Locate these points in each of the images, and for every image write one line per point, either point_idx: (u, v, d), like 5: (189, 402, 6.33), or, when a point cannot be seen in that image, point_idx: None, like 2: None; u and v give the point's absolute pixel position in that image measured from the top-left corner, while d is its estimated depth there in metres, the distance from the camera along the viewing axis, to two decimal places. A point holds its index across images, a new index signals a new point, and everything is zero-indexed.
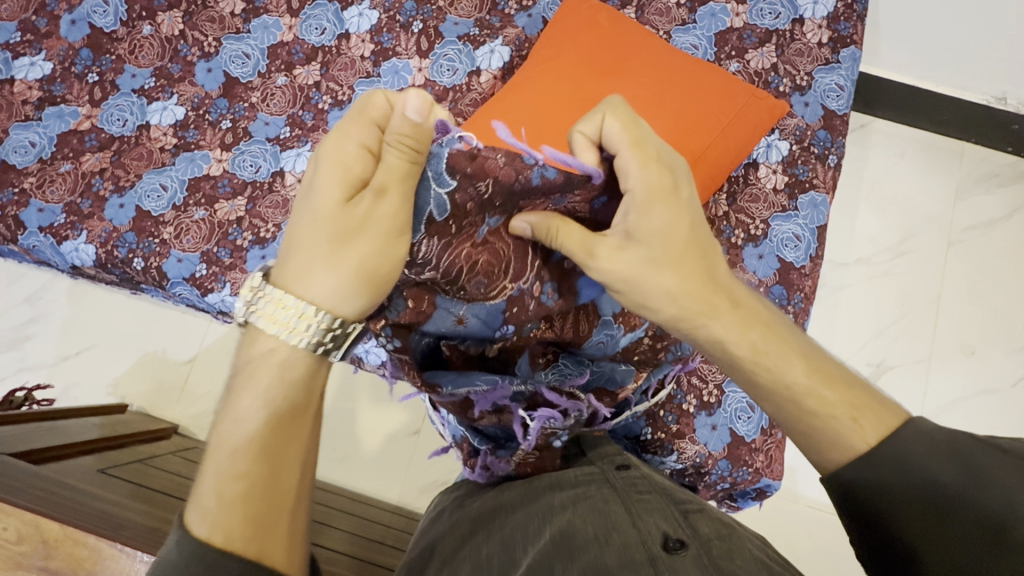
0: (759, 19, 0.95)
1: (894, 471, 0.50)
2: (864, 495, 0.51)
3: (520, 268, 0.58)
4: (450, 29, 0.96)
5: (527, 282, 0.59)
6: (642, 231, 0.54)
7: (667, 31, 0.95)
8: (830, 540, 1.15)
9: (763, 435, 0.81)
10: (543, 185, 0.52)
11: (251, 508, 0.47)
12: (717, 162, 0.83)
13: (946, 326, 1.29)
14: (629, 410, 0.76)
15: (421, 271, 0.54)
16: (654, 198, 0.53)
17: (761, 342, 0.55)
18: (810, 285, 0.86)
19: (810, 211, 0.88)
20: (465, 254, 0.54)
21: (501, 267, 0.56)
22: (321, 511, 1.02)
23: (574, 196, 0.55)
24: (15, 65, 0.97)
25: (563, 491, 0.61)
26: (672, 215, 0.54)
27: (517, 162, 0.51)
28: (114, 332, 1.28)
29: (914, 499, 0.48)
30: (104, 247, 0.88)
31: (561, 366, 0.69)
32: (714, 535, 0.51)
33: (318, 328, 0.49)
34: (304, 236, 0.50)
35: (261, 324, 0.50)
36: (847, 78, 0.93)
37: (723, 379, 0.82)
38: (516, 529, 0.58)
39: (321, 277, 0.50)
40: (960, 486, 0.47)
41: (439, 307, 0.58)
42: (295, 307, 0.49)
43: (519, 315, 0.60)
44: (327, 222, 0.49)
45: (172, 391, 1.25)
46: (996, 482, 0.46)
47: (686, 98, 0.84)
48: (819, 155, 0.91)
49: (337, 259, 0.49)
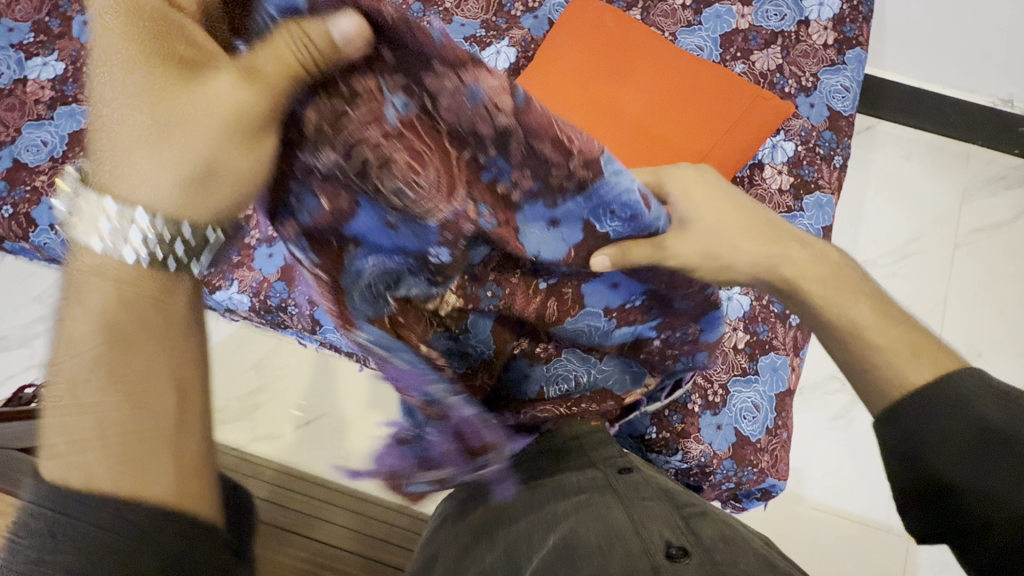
0: (764, 20, 0.95)
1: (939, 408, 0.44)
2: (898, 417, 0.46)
3: (446, 178, 0.46)
4: (457, 30, 0.96)
5: (459, 201, 0.48)
6: (696, 218, 0.56)
7: (673, 33, 0.95)
8: (836, 543, 1.14)
9: (768, 435, 0.81)
10: (451, 63, 0.39)
11: (121, 448, 0.37)
12: (723, 162, 0.84)
13: (953, 328, 1.29)
14: (639, 411, 0.75)
15: (318, 154, 0.44)
16: (693, 192, 0.59)
17: (833, 289, 0.55)
18: None
19: (815, 212, 0.88)
20: (367, 139, 0.43)
21: (424, 169, 0.45)
22: (324, 507, 1.05)
23: (489, 90, 0.41)
24: (28, 65, 0.98)
25: (566, 499, 0.61)
26: (715, 203, 0.59)
27: (415, 29, 0.37)
28: None
29: (955, 426, 0.43)
30: None
31: (562, 362, 0.69)
32: (716, 538, 0.51)
33: (145, 230, 0.41)
34: (113, 116, 0.41)
35: (75, 229, 0.41)
36: (853, 79, 0.93)
37: (728, 378, 0.82)
38: (521, 538, 0.58)
39: (144, 169, 0.41)
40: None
41: (362, 208, 0.48)
42: (112, 206, 0.41)
43: (451, 235, 0.51)
44: (140, 99, 0.40)
45: None
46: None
47: (688, 96, 0.85)
48: (825, 156, 0.91)
49: (158, 149, 0.40)
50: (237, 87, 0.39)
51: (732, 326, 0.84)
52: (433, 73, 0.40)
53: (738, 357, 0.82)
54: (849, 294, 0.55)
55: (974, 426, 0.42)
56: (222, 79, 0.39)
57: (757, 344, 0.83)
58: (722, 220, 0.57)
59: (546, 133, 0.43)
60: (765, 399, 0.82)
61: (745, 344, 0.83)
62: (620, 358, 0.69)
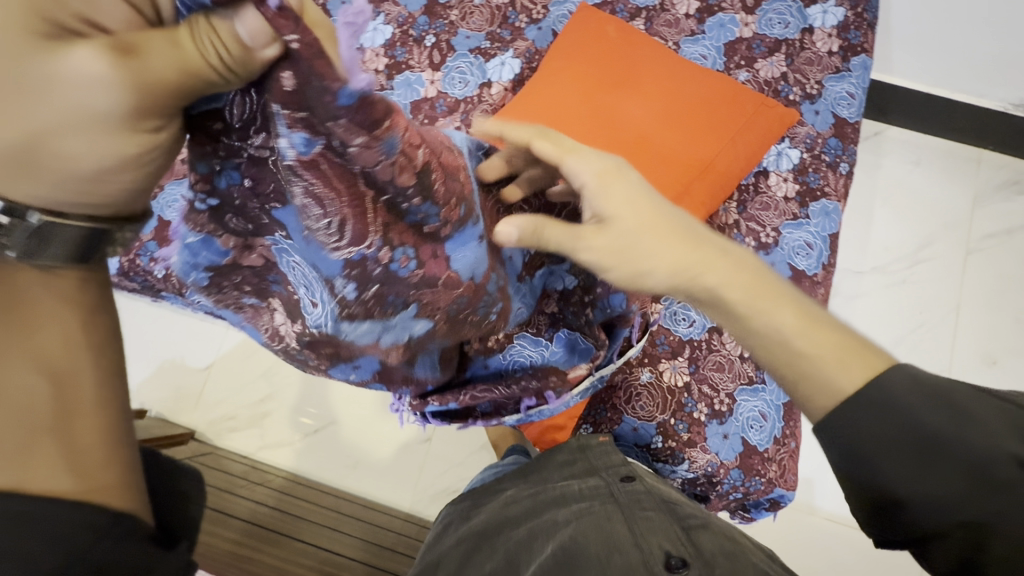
0: (768, 28, 0.95)
1: (874, 414, 0.41)
2: (845, 421, 0.42)
3: (357, 222, 0.41)
4: (462, 43, 0.98)
5: (370, 246, 0.43)
6: (619, 206, 0.50)
7: (676, 42, 0.96)
8: (848, 555, 1.13)
9: (776, 444, 0.80)
10: (364, 111, 0.33)
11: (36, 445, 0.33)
12: (727, 170, 0.84)
13: (966, 335, 1.27)
14: (592, 377, 0.67)
15: (248, 139, 0.39)
16: (610, 176, 0.51)
17: (752, 291, 0.48)
18: (823, 294, 0.86)
19: (821, 219, 0.88)
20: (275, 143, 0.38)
21: (327, 204, 0.39)
22: (334, 518, 1.04)
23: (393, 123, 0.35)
24: None
25: (568, 507, 0.61)
26: (631, 194, 0.51)
27: (321, 57, 0.29)
28: (134, 340, 1.33)
29: (895, 435, 0.41)
30: (127, 256, 0.89)
31: (516, 348, 0.66)
32: (718, 551, 0.50)
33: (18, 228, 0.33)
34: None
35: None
36: (858, 86, 0.93)
37: (734, 387, 0.81)
38: (520, 546, 0.58)
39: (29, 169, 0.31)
40: (942, 425, 0.40)
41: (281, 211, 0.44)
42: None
43: (353, 276, 0.45)
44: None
45: (190, 398, 1.30)
46: (977, 422, 0.39)
47: (692, 108, 0.85)
48: (831, 163, 0.90)
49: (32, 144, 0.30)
50: (99, 64, 0.28)
51: None
52: (323, 99, 0.31)
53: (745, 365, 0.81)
54: (776, 299, 0.47)
55: (916, 437, 0.41)
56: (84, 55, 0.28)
57: None
58: (645, 200, 0.52)
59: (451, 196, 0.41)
60: (772, 408, 0.81)
61: None
62: (565, 333, 0.66)
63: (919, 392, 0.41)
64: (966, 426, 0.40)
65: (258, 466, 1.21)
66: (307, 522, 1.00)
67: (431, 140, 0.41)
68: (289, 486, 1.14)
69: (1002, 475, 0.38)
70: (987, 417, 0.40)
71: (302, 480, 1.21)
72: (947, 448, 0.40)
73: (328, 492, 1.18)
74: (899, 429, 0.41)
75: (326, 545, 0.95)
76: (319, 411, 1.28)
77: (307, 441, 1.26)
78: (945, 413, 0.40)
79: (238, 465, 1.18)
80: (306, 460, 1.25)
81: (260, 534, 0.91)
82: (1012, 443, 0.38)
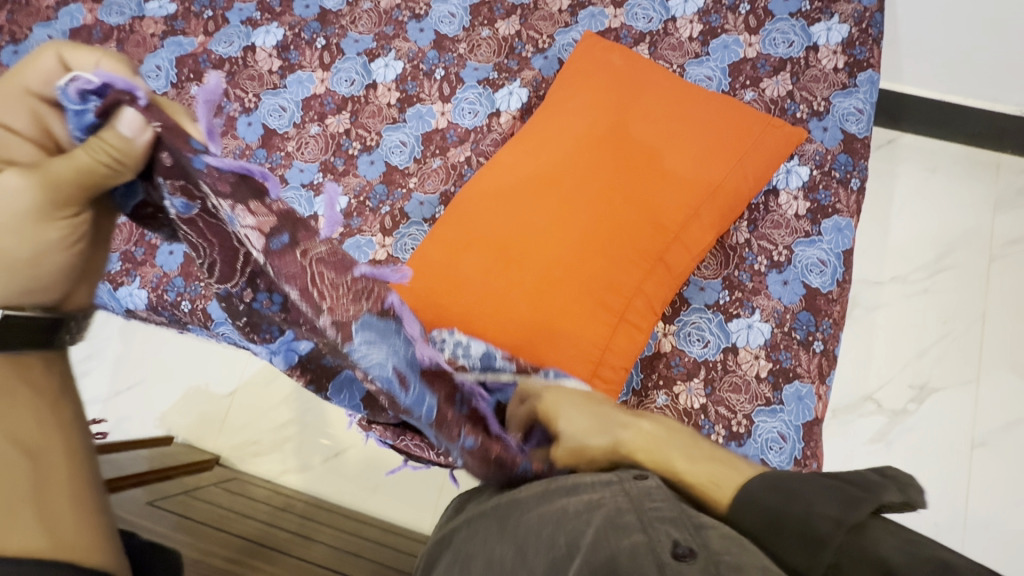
0: (772, 47, 0.96)
1: (742, 498, 0.51)
2: (731, 509, 0.52)
3: (224, 265, 0.57)
4: (470, 74, 1.01)
5: (237, 285, 0.58)
6: (564, 408, 0.64)
7: (681, 65, 0.97)
8: None
9: (795, 466, 0.79)
10: (211, 185, 0.48)
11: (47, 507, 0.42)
12: (736, 191, 0.85)
13: (993, 345, 1.24)
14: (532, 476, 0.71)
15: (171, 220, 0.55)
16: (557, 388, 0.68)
17: (656, 434, 0.60)
18: (838, 310, 0.85)
19: (834, 236, 0.87)
20: (191, 221, 0.53)
21: (211, 252, 0.56)
22: (357, 544, 1.05)
23: (250, 213, 0.50)
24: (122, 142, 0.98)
25: (573, 492, 0.57)
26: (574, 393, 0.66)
27: (178, 135, 0.46)
28: (163, 368, 1.38)
29: (767, 516, 0.49)
30: (155, 291, 0.93)
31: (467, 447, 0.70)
32: (725, 546, 0.46)
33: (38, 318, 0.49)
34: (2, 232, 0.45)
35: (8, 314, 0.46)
36: (866, 102, 0.93)
37: (752, 408, 0.81)
38: (530, 533, 0.55)
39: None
40: (780, 503, 0.49)
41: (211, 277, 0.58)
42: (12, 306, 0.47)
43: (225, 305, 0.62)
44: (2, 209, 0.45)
45: (214, 423, 1.33)
46: (801, 495, 0.49)
47: (680, 127, 0.86)
48: (842, 179, 0.90)
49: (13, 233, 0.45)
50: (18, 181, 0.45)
51: (753, 354, 0.83)
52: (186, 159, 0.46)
53: (761, 386, 0.81)
54: (666, 450, 0.58)
55: (774, 513, 0.49)
56: (10, 176, 0.45)
57: (780, 372, 0.82)
58: (586, 401, 0.65)
59: (292, 274, 0.52)
60: (791, 428, 0.80)
61: (767, 372, 0.82)
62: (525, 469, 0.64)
63: (771, 486, 0.51)
64: (795, 500, 0.49)
65: (282, 490, 1.24)
66: (327, 546, 1.00)
67: (291, 267, 0.52)
68: (312, 511, 1.16)
69: (819, 531, 0.45)
70: (807, 488, 0.49)
71: (323, 504, 1.23)
72: (794, 521, 0.47)
73: (350, 516, 1.20)
74: (762, 516, 0.49)
75: (336, 567, 0.92)
76: (336, 433, 1.30)
77: (328, 464, 1.28)
78: (781, 492, 0.50)
79: (262, 490, 1.20)
80: (326, 482, 1.27)
81: (258, 552, 0.90)
82: (824, 507, 0.47)
